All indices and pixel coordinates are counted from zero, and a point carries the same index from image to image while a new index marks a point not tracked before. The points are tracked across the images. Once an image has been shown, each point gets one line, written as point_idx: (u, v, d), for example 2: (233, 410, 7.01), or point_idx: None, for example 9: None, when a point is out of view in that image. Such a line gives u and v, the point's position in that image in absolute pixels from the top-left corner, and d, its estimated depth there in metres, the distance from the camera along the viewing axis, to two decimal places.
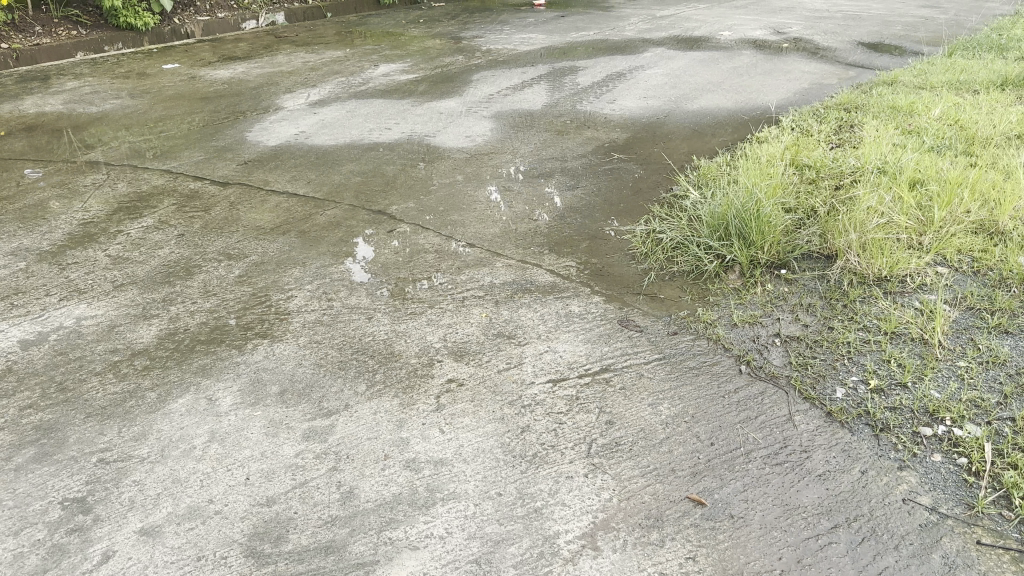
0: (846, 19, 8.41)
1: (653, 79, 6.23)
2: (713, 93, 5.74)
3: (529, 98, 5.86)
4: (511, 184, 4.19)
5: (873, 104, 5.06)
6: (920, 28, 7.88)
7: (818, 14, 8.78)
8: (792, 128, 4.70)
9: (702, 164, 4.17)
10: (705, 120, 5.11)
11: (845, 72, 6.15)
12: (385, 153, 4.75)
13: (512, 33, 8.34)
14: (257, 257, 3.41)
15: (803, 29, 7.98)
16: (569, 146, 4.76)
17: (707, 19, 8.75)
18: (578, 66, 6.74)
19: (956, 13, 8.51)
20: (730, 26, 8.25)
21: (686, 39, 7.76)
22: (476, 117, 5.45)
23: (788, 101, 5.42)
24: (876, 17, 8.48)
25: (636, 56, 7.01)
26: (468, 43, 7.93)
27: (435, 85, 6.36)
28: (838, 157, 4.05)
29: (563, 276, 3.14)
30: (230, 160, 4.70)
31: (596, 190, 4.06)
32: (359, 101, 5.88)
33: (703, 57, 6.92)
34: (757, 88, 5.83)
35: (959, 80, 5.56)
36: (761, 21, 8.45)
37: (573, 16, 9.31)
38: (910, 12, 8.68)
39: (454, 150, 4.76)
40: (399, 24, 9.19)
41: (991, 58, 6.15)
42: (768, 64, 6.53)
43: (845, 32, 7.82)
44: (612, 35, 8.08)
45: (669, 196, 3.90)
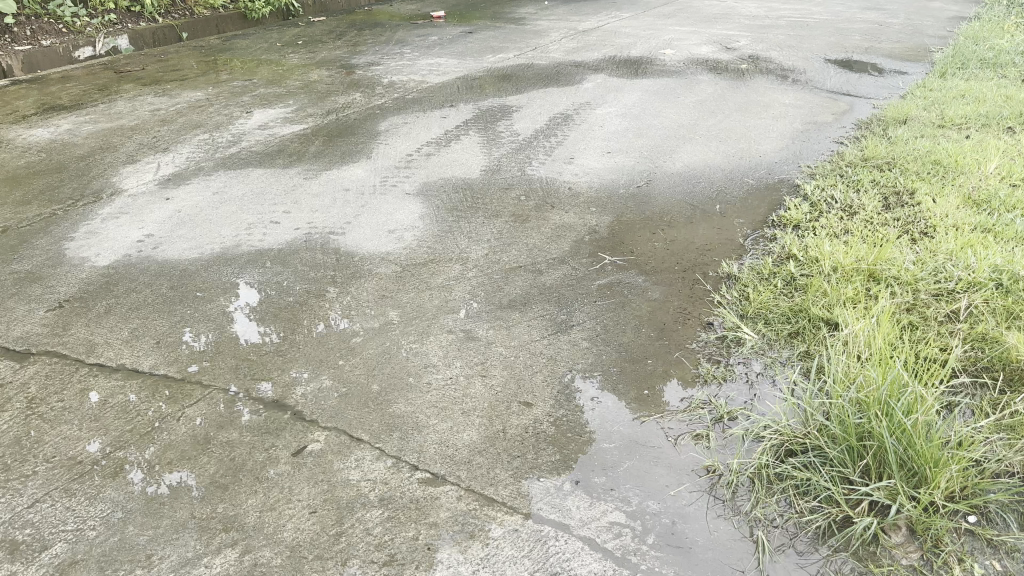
0: (796, 29, 7.49)
1: (610, 123, 5.00)
2: (694, 144, 4.56)
3: (461, 160, 4.50)
4: (472, 324, 2.84)
5: (907, 155, 4.05)
6: (882, 38, 7.04)
7: (761, 23, 7.82)
8: (829, 204, 3.58)
9: (744, 280, 2.98)
10: (703, 189, 3.92)
11: (837, 106, 5.13)
12: (277, 270, 3.29)
13: (417, 59, 6.94)
14: (66, 549, 1.93)
15: (755, 43, 6.99)
16: (538, 245, 3.44)
17: (640, 33, 7.63)
18: (510, 108, 5.44)
19: (907, 19, 7.80)
20: (670, 42, 7.14)
21: (626, 61, 6.59)
22: (396, 195, 4.04)
23: (790, 155, 4.33)
24: (825, 25, 7.65)
25: (577, 90, 5.77)
26: (365, 74, 6.47)
27: (332, 140, 4.92)
28: (928, 260, 2.95)
29: (617, 559, 1.82)
30: (38, 297, 3.13)
31: (603, 334, 2.74)
32: (230, 174, 4.36)
33: (659, 87, 5.75)
34: (744, 133, 4.69)
35: (980, 114, 4.65)
36: (702, 35, 7.39)
37: (484, 31, 8.01)
38: (857, 20, 7.86)
39: (376, 259, 3.37)
40: (273, 48, 7.60)
41: (993, 81, 5.31)
42: (741, 96, 5.43)
43: (803, 46, 6.87)
44: (537, 57, 6.85)
45: (715, 340, 2.66)
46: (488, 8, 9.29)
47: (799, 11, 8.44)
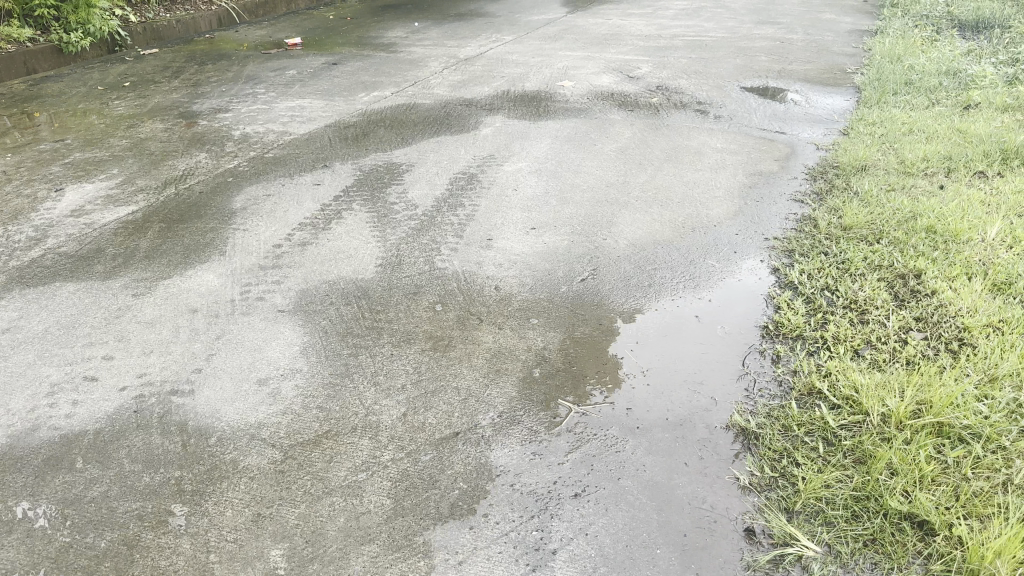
0: (698, 51, 6.88)
1: (524, 186, 4.13)
2: (632, 211, 3.76)
3: (346, 251, 3.50)
4: (402, 561, 1.88)
5: (886, 217, 3.42)
6: (790, 59, 6.53)
7: (657, 45, 7.18)
8: (827, 298, 2.87)
9: (769, 438, 2.18)
10: (664, 283, 3.12)
11: (776, 150, 4.48)
12: (94, 477, 2.21)
13: (275, 100, 5.82)
14: None
15: (662, 70, 6.31)
16: (473, 391, 2.50)
17: (530, 60, 6.82)
18: (399, 168, 4.47)
19: (806, 35, 7.39)
20: (567, 72, 6.38)
21: (523, 98, 5.76)
22: (264, 314, 3.00)
23: (749, 221, 3.61)
24: (724, 44, 7.11)
25: (476, 140, 4.87)
26: (211, 124, 5.31)
27: (174, 227, 3.80)
28: (994, 393, 2.26)
29: None
30: None
31: (603, 565, 1.84)
32: (30, 296, 3.18)
33: (569, 132, 4.94)
34: (686, 193, 3.94)
35: (940, 155, 4.11)
36: (599, 61, 6.67)
37: (351, 61, 6.98)
38: (755, 36, 7.36)
39: (245, 434, 2.35)
40: (94, 93, 6.27)
41: (932, 109, 4.83)
42: (666, 141, 4.69)
43: (712, 71, 6.26)
44: (419, 96, 5.91)
45: (766, 561, 1.83)
46: (351, 32, 8.23)
47: (691, 28, 7.88)
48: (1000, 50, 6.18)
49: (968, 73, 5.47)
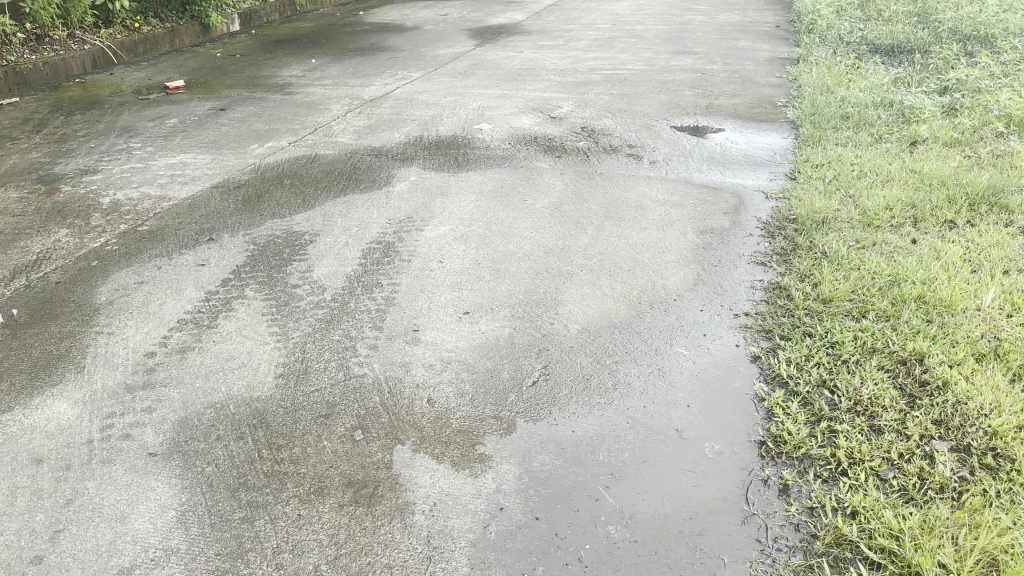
0: (619, 85, 6.50)
1: (450, 257, 3.56)
2: (578, 286, 3.24)
3: (237, 356, 2.83)
4: None
5: (866, 282, 3.02)
6: (717, 92, 6.21)
7: (575, 79, 6.77)
8: (825, 397, 2.42)
9: None
10: (631, 380, 2.59)
11: (724, 201, 4.06)
12: None
13: (153, 157, 5.07)
14: None
15: (585, 108, 5.88)
16: (412, 570, 1.89)
17: (442, 101, 6.29)
18: (301, 237, 3.83)
19: (726, 65, 7.12)
20: (483, 114, 5.87)
21: (439, 144, 5.21)
22: (131, 461, 2.32)
23: (712, 292, 3.14)
24: (645, 77, 6.76)
25: (389, 199, 4.28)
26: (76, 190, 4.54)
27: (18, 332, 3.05)
28: None
29: None
30: None
31: None
32: None
33: (494, 186, 4.41)
34: (636, 259, 3.45)
35: (901, 202, 3.78)
36: (516, 101, 6.20)
37: (242, 105, 6.27)
38: (675, 67, 7.05)
39: None
40: None
41: (879, 148, 4.54)
42: (603, 194, 4.22)
43: (638, 109, 5.87)
44: (322, 145, 5.28)
45: None
46: (241, 72, 7.50)
47: (607, 60, 7.51)
48: (925, 79, 6.02)
49: (903, 105, 5.24)
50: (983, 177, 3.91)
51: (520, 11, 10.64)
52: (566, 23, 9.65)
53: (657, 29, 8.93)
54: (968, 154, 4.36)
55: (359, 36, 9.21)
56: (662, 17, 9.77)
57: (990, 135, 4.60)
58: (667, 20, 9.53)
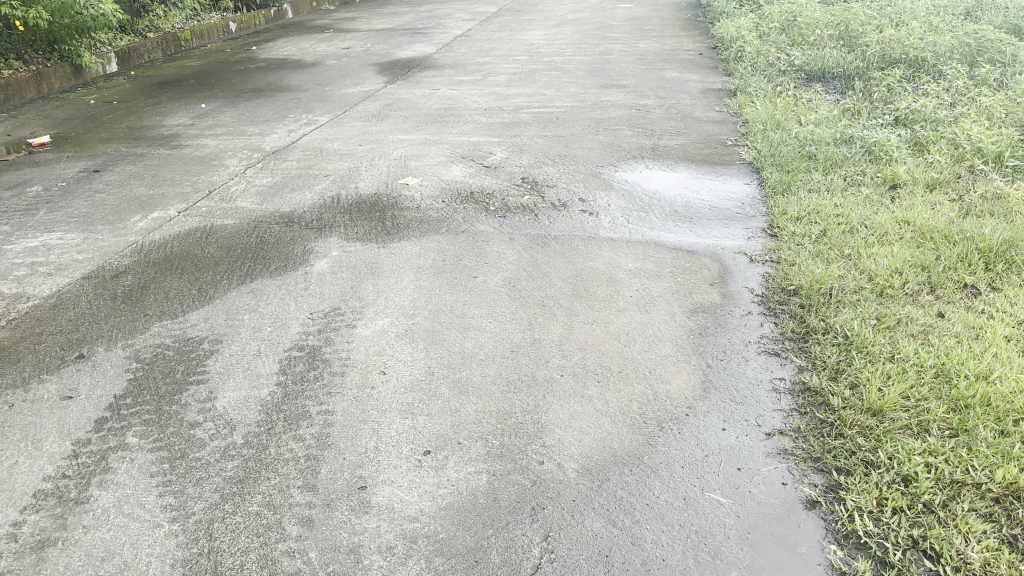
0: (552, 126, 5.93)
1: (393, 363, 2.84)
2: (562, 398, 2.58)
3: (117, 552, 2.05)
4: None
5: (914, 379, 2.50)
6: (659, 130, 5.71)
7: (503, 122, 6.17)
8: (924, 566, 1.87)
9: None
10: (664, 553, 1.95)
11: (706, 268, 3.50)
12: None
13: (9, 239, 4.16)
14: None
15: (520, 156, 5.27)
16: None
17: (356, 150, 5.55)
18: (198, 346, 3.03)
19: (659, 99, 6.66)
20: (406, 165, 5.18)
21: (360, 205, 4.48)
22: None
23: (729, 399, 2.54)
24: (577, 115, 6.22)
25: (307, 282, 3.52)
26: None
27: None
28: None
29: None
30: None
31: None
32: None
33: (434, 259, 3.72)
34: (624, 355, 2.82)
35: (909, 262, 3.30)
36: (441, 148, 5.54)
37: (121, 163, 5.38)
38: (607, 103, 6.54)
39: None
40: None
41: (858, 195, 4.09)
42: (564, 266, 3.58)
43: (578, 153, 5.29)
44: (219, 210, 4.46)
45: None
46: (118, 122, 6.56)
47: (532, 96, 6.95)
48: (874, 109, 5.70)
49: (866, 141, 4.85)
50: (988, 228, 3.48)
51: (428, 42, 9.99)
52: (480, 54, 9.06)
53: (578, 60, 8.44)
54: (955, 200, 3.97)
55: (254, 74, 8.35)
56: (579, 45, 9.29)
57: (969, 176, 4.23)
58: (585, 49, 9.06)
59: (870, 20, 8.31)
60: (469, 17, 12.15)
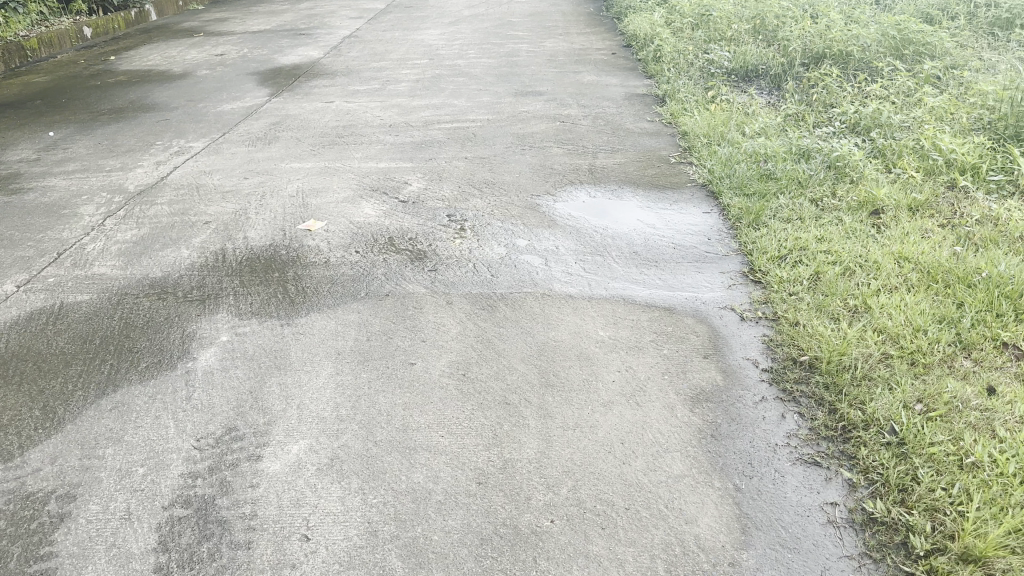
0: (471, 148, 5.23)
1: (318, 517, 2.09)
2: (561, 562, 1.90)
3: None
4: None
5: (1004, 500, 1.98)
6: (592, 149, 5.09)
7: (414, 143, 5.42)
8: None
9: None
10: None
11: (693, 334, 2.89)
12: None
13: None
14: None
15: (441, 187, 4.54)
16: None
17: (243, 185, 4.68)
18: (41, 508, 2.18)
19: (581, 107, 6.07)
20: (305, 203, 4.37)
21: (253, 262, 3.65)
22: None
23: (781, 545, 1.94)
24: (496, 132, 5.54)
25: (192, 387, 2.70)
26: None
27: None
28: None
29: None
30: None
31: None
32: None
33: (357, 337, 2.96)
34: (626, 479, 2.17)
35: (930, 315, 2.80)
36: (344, 178, 4.74)
37: None
38: (526, 116, 5.89)
39: None
40: None
41: (838, 225, 3.60)
42: (521, 340, 2.90)
43: (507, 181, 4.60)
44: (73, 279, 3.55)
45: None
46: None
47: (440, 108, 6.22)
48: (818, 115, 5.27)
49: (826, 154, 4.38)
50: (1003, 266, 3.03)
51: (313, 45, 9.05)
52: (374, 59, 8.21)
53: (484, 64, 7.74)
54: (946, 225, 3.52)
55: (114, 91, 7.24)
56: (481, 46, 8.59)
57: (950, 194, 3.81)
58: (488, 49, 8.38)
59: (784, 13, 7.97)
60: (355, 15, 11.22)
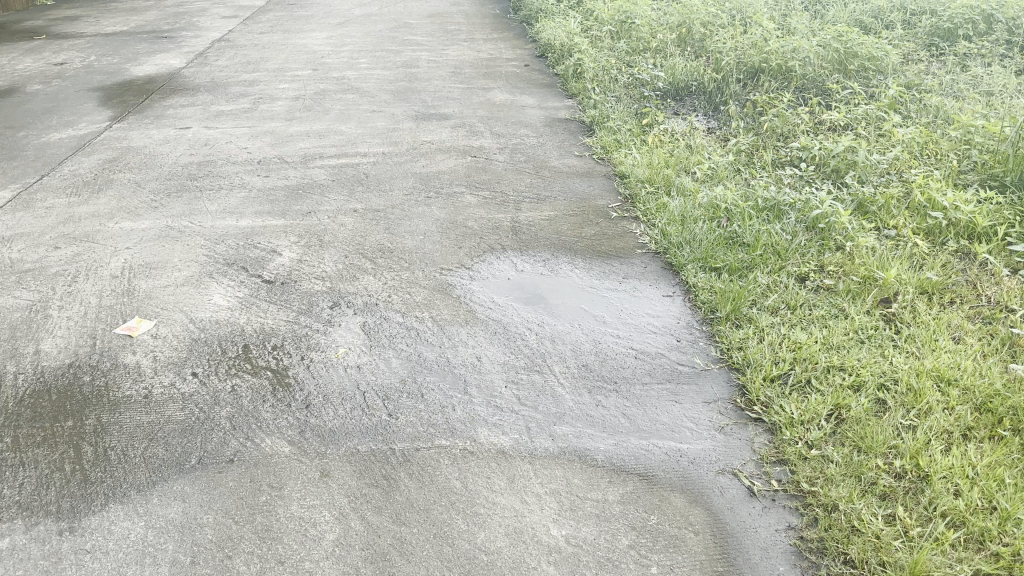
0: (361, 196, 4.19)
1: None
2: None
3: None
4: None
5: None
6: (513, 200, 4.14)
7: (289, 186, 4.33)
8: None
9: None
10: None
11: (689, 533, 1.96)
12: None
13: None
14: None
15: (321, 259, 3.48)
16: None
17: (50, 257, 3.51)
18: None
19: (494, 138, 5.13)
20: (132, 287, 3.24)
21: (38, 401, 2.53)
22: None
23: None
24: (392, 172, 4.53)
25: None
26: None
27: None
28: None
29: None
30: None
31: None
32: None
33: (176, 561, 1.91)
34: None
35: (1012, 487, 2.03)
36: (192, 244, 3.63)
37: None
38: (429, 150, 4.91)
39: None
40: None
41: (845, 321, 2.80)
42: (433, 551, 1.91)
43: (407, 249, 3.59)
44: None
45: None
46: None
47: (323, 137, 5.15)
48: (775, 151, 4.52)
49: (802, 208, 3.60)
50: None
51: (176, 51, 7.74)
52: (247, 69, 7.00)
53: (377, 77, 6.67)
54: (977, 324, 2.78)
55: None
56: (374, 53, 7.52)
57: (966, 276, 3.09)
58: (382, 58, 7.32)
59: (712, 20, 7.23)
60: (230, 13, 9.88)
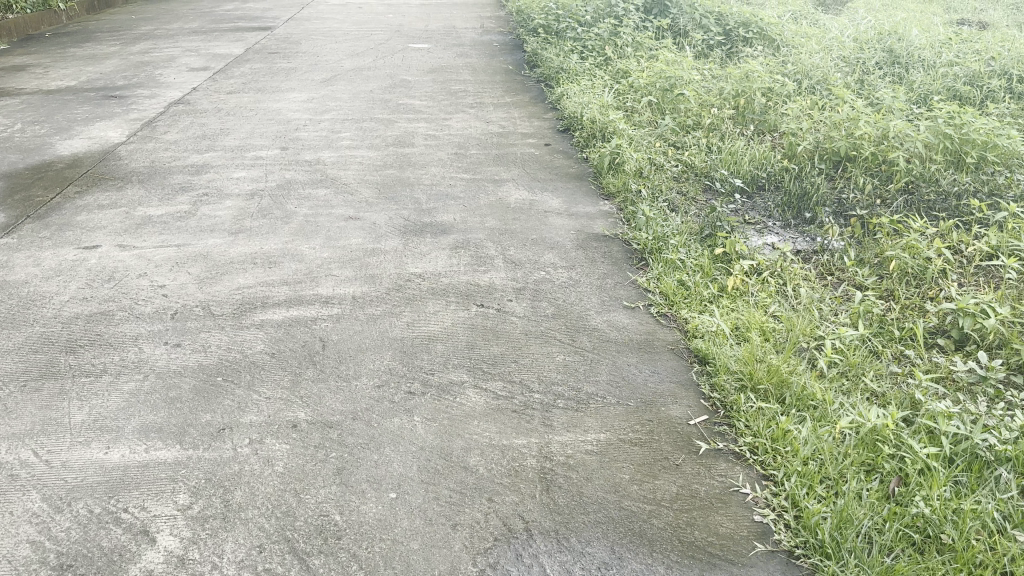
0: (308, 391, 2.78)
1: None
2: None
3: None
4: None
5: None
6: (538, 402, 2.72)
7: (204, 368, 2.93)
8: None
9: None
10: None
11: None
12: None
13: None
14: None
15: (217, 557, 2.06)
16: None
17: None
18: None
19: (507, 271, 3.74)
20: None
21: None
22: None
23: None
24: (361, 338, 3.14)
25: None
26: None
27: None
28: None
29: None
30: None
31: None
32: None
33: None
34: None
35: None
36: (18, 513, 2.23)
37: None
38: (417, 294, 3.51)
39: None
40: None
41: None
42: None
43: (365, 523, 2.16)
44: None
45: None
46: None
47: (273, 267, 3.76)
48: (920, 318, 3.16)
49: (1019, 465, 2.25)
50: None
51: (120, 119, 6.38)
52: (199, 147, 5.63)
53: (359, 161, 5.30)
54: None
55: None
56: (360, 124, 6.16)
57: None
58: (370, 131, 5.97)
59: (775, 88, 5.86)
60: (200, 64, 8.56)
